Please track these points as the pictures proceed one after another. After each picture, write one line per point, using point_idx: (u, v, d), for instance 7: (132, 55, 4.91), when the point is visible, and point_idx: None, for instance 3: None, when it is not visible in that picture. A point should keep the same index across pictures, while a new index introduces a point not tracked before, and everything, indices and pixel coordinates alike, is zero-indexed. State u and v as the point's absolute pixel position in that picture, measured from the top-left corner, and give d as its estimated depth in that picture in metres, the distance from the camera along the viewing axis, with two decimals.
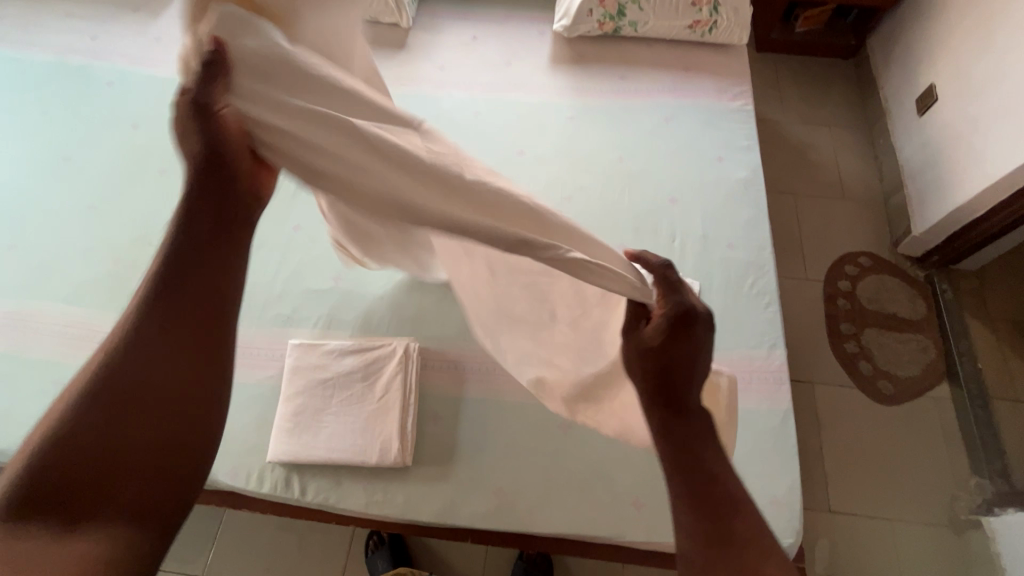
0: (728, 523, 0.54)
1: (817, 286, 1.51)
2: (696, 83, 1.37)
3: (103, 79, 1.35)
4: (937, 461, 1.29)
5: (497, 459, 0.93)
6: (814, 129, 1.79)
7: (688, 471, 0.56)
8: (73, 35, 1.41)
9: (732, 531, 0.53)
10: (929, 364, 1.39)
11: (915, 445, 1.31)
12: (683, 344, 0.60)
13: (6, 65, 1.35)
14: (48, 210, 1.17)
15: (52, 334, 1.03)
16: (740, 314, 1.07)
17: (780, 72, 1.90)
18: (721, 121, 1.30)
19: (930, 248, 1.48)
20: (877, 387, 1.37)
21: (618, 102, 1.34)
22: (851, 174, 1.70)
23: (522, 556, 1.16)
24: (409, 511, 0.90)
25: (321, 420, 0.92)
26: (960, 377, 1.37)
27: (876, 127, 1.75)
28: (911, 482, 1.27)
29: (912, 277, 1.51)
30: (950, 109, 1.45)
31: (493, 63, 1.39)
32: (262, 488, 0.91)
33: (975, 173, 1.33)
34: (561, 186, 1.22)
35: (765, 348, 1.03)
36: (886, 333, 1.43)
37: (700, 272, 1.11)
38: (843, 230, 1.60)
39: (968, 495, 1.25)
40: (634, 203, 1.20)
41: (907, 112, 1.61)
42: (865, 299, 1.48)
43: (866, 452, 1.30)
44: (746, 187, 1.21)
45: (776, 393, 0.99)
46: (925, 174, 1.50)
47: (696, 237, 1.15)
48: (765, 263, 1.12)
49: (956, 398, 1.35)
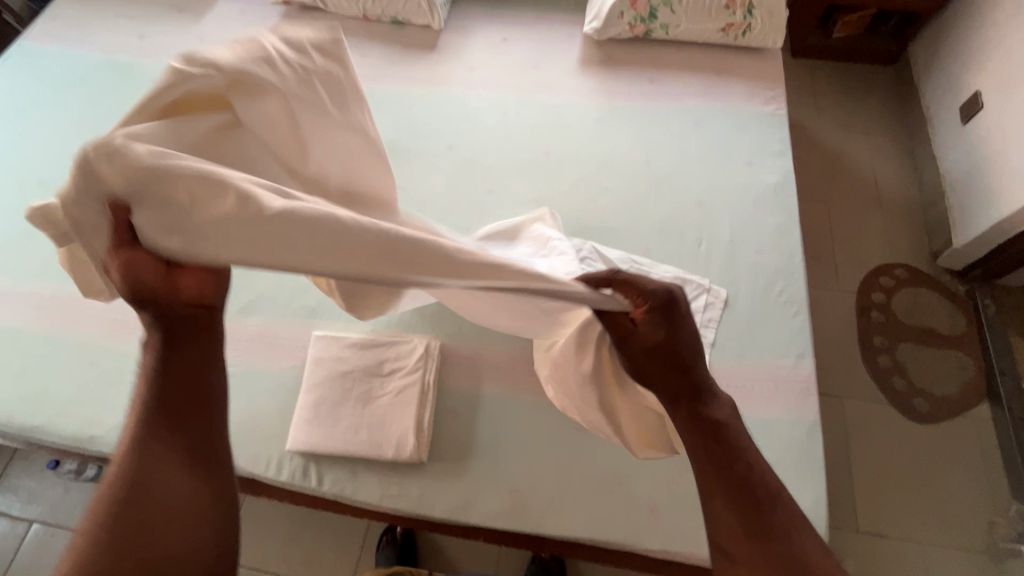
0: (768, 513, 0.59)
1: (850, 297, 1.46)
2: (727, 86, 1.34)
3: (148, 75, 1.41)
4: (975, 484, 1.23)
5: (513, 460, 0.92)
6: (850, 137, 1.74)
7: (719, 458, 0.61)
8: (123, 34, 1.48)
9: (772, 521, 0.58)
10: (968, 382, 1.33)
11: (951, 466, 1.25)
12: (677, 329, 0.63)
13: (60, 61, 1.43)
14: None
15: (88, 316, 1.07)
16: (768, 322, 1.03)
17: (816, 78, 1.85)
18: (753, 125, 1.28)
19: (972, 261, 1.42)
20: (912, 405, 1.31)
21: (647, 105, 1.33)
22: (889, 183, 1.64)
23: (536, 559, 1.15)
24: (423, 506, 0.90)
25: (339, 413, 0.93)
26: (1002, 398, 1.30)
27: (917, 135, 1.69)
28: (946, 506, 1.21)
29: (951, 291, 1.45)
30: (996, 116, 1.39)
31: (522, 64, 1.40)
32: (280, 476, 0.92)
33: (1022, 183, 1.27)
34: (586, 188, 1.21)
35: (794, 357, 1.00)
36: (923, 348, 1.37)
37: (726, 277, 1.08)
38: (878, 241, 1.54)
39: (1007, 522, 1.18)
40: (660, 206, 1.18)
41: (950, 120, 1.55)
42: (901, 312, 1.42)
43: (898, 471, 1.25)
44: (777, 192, 1.18)
45: (803, 405, 0.95)
46: (968, 184, 1.44)
47: (723, 241, 1.13)
48: (794, 270, 1.09)
49: (997, 419, 1.28)
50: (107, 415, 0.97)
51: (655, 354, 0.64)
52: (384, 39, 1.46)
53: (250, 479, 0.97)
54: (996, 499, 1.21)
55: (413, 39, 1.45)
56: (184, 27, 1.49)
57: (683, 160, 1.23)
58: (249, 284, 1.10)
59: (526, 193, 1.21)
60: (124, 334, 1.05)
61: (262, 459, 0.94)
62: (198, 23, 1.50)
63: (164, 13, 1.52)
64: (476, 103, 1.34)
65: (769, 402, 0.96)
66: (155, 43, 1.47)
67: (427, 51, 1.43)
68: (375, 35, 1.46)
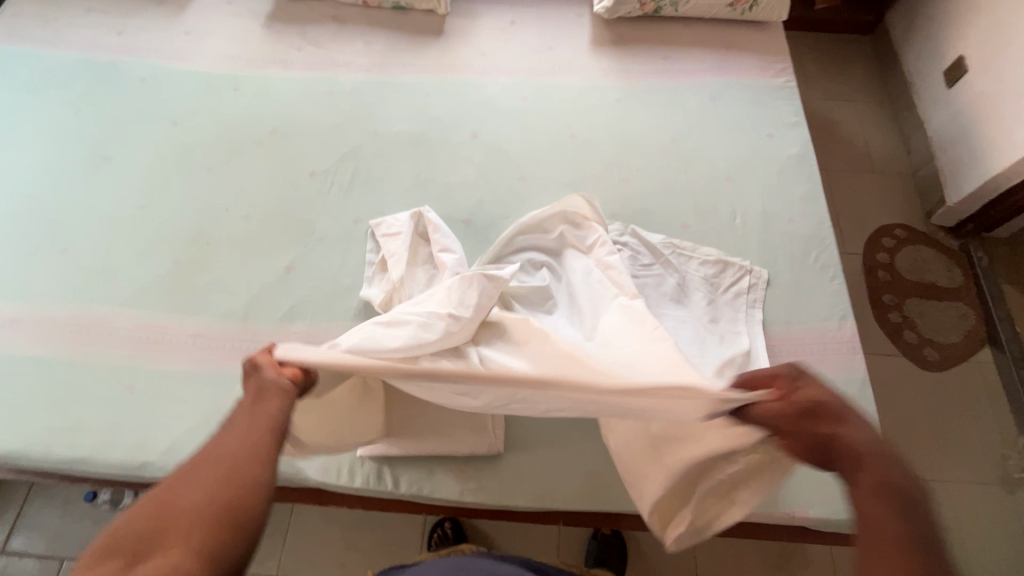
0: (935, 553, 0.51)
1: (857, 259, 1.53)
2: (738, 61, 1.37)
3: (136, 74, 1.30)
4: (986, 422, 1.33)
5: (587, 442, 0.93)
6: (840, 105, 1.81)
7: (886, 491, 0.55)
8: (98, 31, 1.36)
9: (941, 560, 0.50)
10: (970, 330, 1.43)
11: (963, 408, 1.35)
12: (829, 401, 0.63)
13: (32, 63, 1.31)
14: (95, 211, 1.13)
15: (117, 337, 1.00)
16: (808, 287, 1.08)
17: (801, 50, 1.91)
18: (767, 97, 1.31)
19: (964, 217, 1.52)
20: (923, 355, 1.40)
21: (664, 82, 1.33)
22: (879, 147, 1.72)
23: (596, 535, 1.18)
24: (505, 497, 0.90)
25: (409, 414, 0.92)
26: (1001, 341, 1.41)
27: (900, 101, 1.77)
28: (963, 445, 1.31)
29: (946, 246, 1.55)
30: (980, 79, 1.47)
31: (534, 47, 1.38)
32: (354, 483, 0.91)
33: (1011, 140, 1.36)
34: (616, 168, 1.22)
35: (837, 319, 1.04)
36: (927, 302, 1.47)
37: (764, 247, 1.12)
38: (876, 205, 1.62)
39: (1017, 454, 1.29)
40: (691, 182, 1.20)
41: (933, 84, 1.64)
42: (904, 271, 1.51)
43: (917, 417, 1.34)
44: (799, 162, 1.22)
45: (852, 363, 1.00)
46: (957, 144, 1.53)
47: (755, 213, 1.16)
48: (826, 236, 1.14)
49: (998, 361, 1.39)
50: (156, 440, 0.92)
51: (806, 423, 0.64)
52: (387, 25, 1.40)
53: (320, 489, 0.94)
54: (1006, 434, 1.32)
55: (418, 25, 1.40)
56: (166, 20, 1.39)
57: (706, 136, 1.25)
58: (288, 289, 1.06)
59: (558, 177, 1.20)
60: (160, 353, 0.99)
61: (334, 466, 0.92)
62: (182, 16, 1.39)
63: (141, 5, 1.41)
64: (493, 89, 1.31)
65: (821, 363, 1.00)
66: (136, 39, 1.36)
67: (434, 37, 1.39)
68: (378, 22, 1.40)
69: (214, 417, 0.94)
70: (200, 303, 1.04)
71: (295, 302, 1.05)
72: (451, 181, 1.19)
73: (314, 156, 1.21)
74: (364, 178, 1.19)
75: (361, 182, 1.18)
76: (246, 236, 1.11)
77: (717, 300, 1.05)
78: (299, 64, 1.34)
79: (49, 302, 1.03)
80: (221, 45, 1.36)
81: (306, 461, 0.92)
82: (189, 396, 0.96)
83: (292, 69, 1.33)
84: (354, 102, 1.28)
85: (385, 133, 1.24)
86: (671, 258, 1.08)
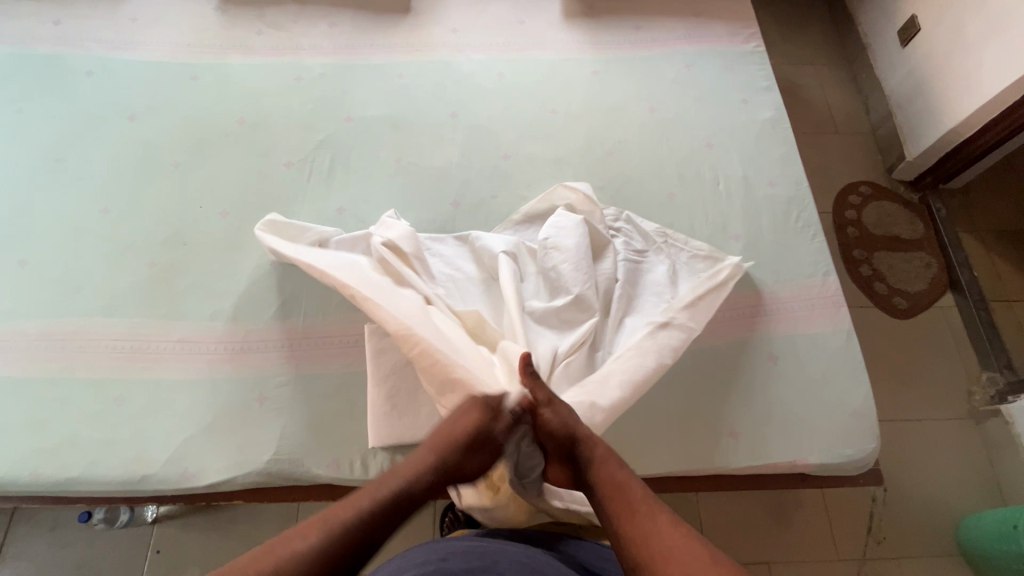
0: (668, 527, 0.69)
1: (828, 218, 1.60)
2: (709, 28, 1.38)
3: (82, 67, 1.21)
4: (953, 361, 1.42)
5: None
6: (801, 69, 1.85)
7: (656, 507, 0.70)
8: (34, 21, 1.26)
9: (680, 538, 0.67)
10: (934, 277, 1.52)
11: (933, 349, 1.43)
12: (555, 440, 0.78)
13: None
14: (56, 217, 1.06)
15: (99, 349, 0.95)
16: (791, 246, 1.12)
17: (762, 15, 1.94)
18: (740, 63, 1.33)
19: (923, 171, 1.60)
20: (893, 304, 1.48)
21: (638, 52, 1.33)
22: (840, 108, 1.78)
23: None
24: None
25: (419, 402, 0.92)
26: (962, 285, 1.50)
27: (858, 61, 1.83)
28: (935, 384, 1.40)
29: (908, 200, 1.63)
30: (933, 37, 1.53)
31: (505, 22, 1.35)
32: (368, 474, 0.90)
33: (963, 95, 1.43)
34: (599, 139, 1.21)
35: (821, 275, 1.09)
36: (894, 254, 1.54)
37: (748, 211, 1.15)
38: (841, 164, 1.68)
39: (981, 389, 1.39)
40: (674, 151, 1.21)
41: (888, 44, 1.70)
42: (871, 227, 1.58)
43: (893, 362, 1.41)
44: (773, 127, 1.25)
45: (838, 316, 1.05)
46: (914, 101, 1.59)
47: (737, 178, 1.18)
48: (805, 196, 1.17)
49: (960, 304, 1.49)
50: (156, 450, 0.89)
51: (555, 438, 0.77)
52: (351, 4, 1.34)
53: (332, 485, 0.93)
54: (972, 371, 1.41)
55: (382, 4, 1.35)
56: (109, 8, 1.29)
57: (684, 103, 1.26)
58: (276, 285, 1.02)
59: (543, 153, 1.19)
60: (148, 360, 0.95)
61: (345, 461, 0.90)
62: (125, 2, 1.30)
63: None
64: (468, 67, 1.28)
65: (811, 317, 1.04)
66: (77, 30, 1.26)
67: (401, 16, 1.34)
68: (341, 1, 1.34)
69: (214, 422, 0.91)
70: (186, 306, 1.00)
71: (286, 298, 1.01)
72: (434, 164, 1.16)
73: (287, 143, 1.17)
74: (343, 165, 1.15)
75: (341, 171, 1.14)
76: (225, 232, 1.07)
77: (695, 279, 1.02)
78: (261, 49, 1.27)
79: (18, 317, 0.97)
80: (174, 31, 1.27)
81: (316, 457, 0.90)
82: (183, 402, 0.92)
83: (254, 55, 1.26)
84: (324, 87, 1.23)
85: (361, 118, 1.20)
86: (665, 245, 1.07)
